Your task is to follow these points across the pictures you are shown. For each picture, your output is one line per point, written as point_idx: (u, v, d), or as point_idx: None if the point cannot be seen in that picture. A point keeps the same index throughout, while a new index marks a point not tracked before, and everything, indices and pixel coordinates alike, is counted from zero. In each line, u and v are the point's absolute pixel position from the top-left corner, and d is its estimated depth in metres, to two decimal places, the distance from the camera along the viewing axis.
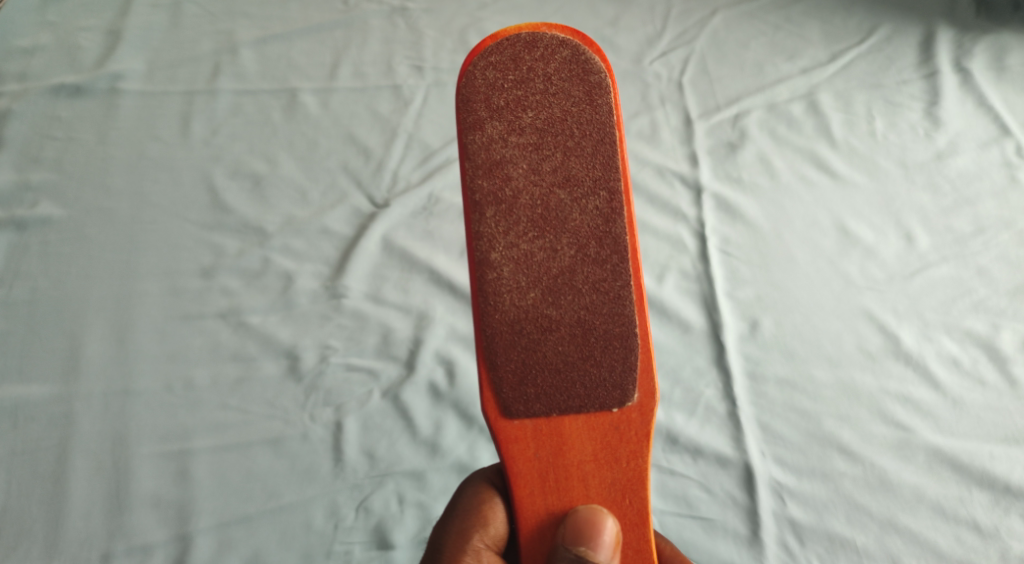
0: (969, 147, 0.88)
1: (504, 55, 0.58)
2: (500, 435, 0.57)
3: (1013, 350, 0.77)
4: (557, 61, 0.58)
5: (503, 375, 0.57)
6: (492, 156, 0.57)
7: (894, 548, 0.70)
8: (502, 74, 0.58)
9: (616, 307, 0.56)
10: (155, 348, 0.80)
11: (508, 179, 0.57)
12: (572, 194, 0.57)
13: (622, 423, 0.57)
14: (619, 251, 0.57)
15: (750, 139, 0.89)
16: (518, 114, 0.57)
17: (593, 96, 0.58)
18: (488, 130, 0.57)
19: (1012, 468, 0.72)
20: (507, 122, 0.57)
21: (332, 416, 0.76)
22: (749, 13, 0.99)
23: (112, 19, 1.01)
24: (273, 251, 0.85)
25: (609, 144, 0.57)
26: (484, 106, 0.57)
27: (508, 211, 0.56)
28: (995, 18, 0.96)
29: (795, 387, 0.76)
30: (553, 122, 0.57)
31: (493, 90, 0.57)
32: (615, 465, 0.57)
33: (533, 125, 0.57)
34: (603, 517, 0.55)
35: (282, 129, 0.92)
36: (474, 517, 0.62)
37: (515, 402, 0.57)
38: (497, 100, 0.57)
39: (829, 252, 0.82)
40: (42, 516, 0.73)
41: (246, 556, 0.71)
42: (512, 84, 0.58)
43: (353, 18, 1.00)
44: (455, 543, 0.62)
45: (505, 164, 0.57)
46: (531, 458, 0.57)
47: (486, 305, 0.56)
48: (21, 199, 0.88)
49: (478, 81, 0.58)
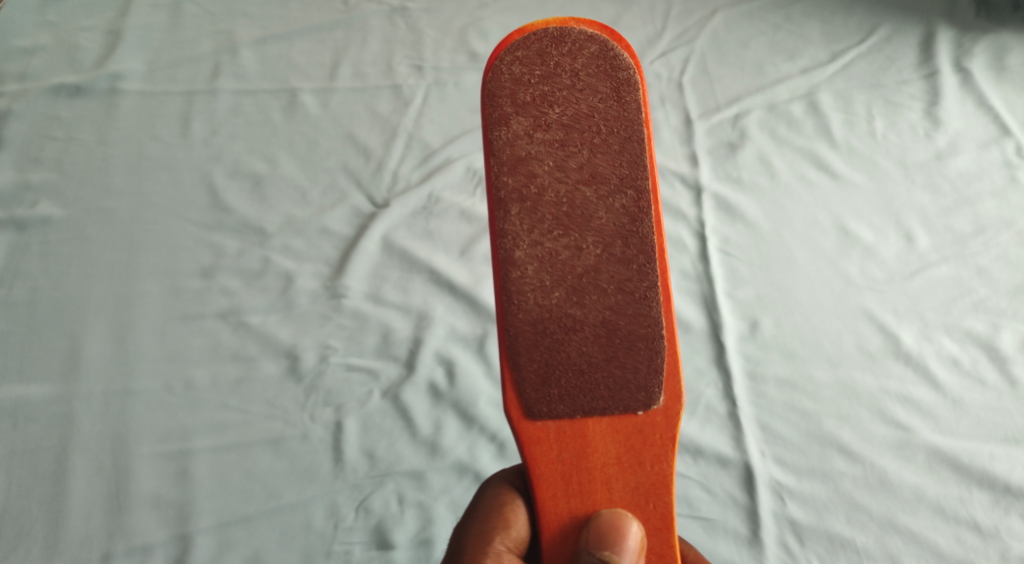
0: (969, 147, 0.88)
1: (531, 50, 0.58)
2: (523, 437, 0.57)
3: (1013, 349, 0.77)
4: (584, 57, 0.58)
5: (526, 375, 0.57)
6: (516, 153, 0.57)
7: (894, 548, 0.70)
8: (528, 69, 0.58)
9: (641, 308, 0.56)
10: (155, 348, 0.80)
11: (534, 175, 0.57)
12: (598, 192, 0.57)
13: (646, 426, 0.57)
14: (645, 251, 0.57)
15: (750, 139, 0.89)
16: (544, 110, 0.57)
17: (621, 92, 0.58)
18: (514, 126, 0.57)
19: (1012, 468, 0.72)
20: (533, 118, 0.57)
21: (332, 416, 0.76)
22: (749, 13, 0.99)
23: (112, 19, 1.01)
24: (273, 251, 0.85)
25: (637, 141, 0.57)
26: (509, 101, 0.57)
27: (532, 208, 0.56)
28: (994, 18, 0.96)
29: (794, 388, 0.76)
30: (579, 118, 0.57)
31: (519, 86, 0.58)
32: (639, 469, 0.57)
33: (559, 121, 0.57)
34: (626, 521, 0.55)
35: (282, 129, 0.92)
36: (495, 519, 0.62)
37: (538, 403, 0.57)
38: (523, 96, 0.57)
39: (830, 252, 0.82)
40: (42, 517, 0.73)
41: (246, 556, 0.71)
42: (539, 79, 0.58)
43: (353, 17, 1.00)
44: (476, 545, 0.62)
45: (530, 161, 0.57)
46: (554, 460, 0.57)
47: (510, 304, 0.56)
48: (21, 199, 0.88)
49: (504, 77, 0.58)
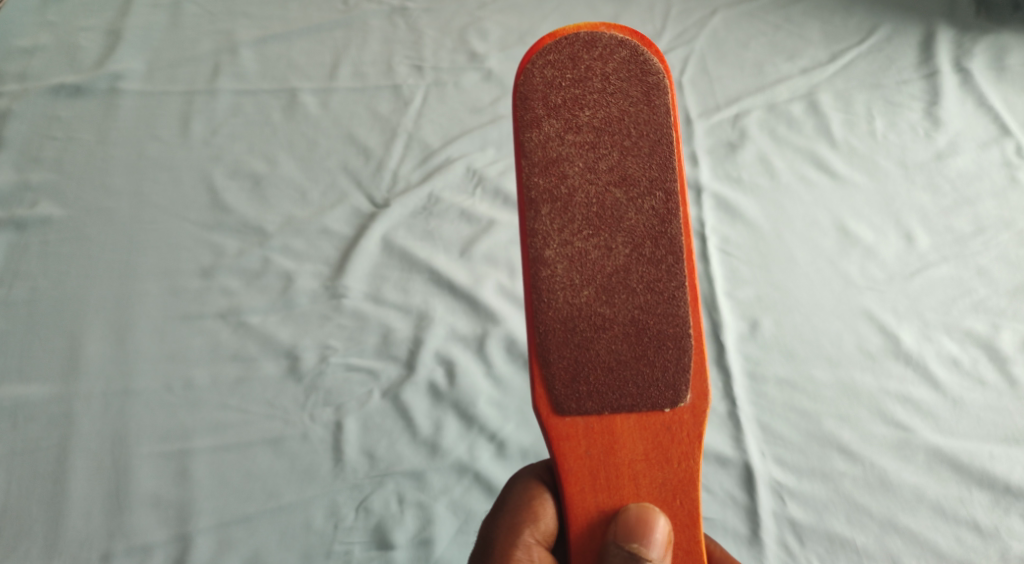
0: (969, 147, 0.88)
1: (563, 53, 0.58)
2: (552, 432, 0.57)
3: (1013, 350, 0.77)
4: (615, 61, 0.58)
5: (556, 372, 0.57)
6: (548, 154, 0.57)
7: (894, 548, 0.70)
8: (559, 73, 0.58)
9: (670, 307, 0.56)
10: (155, 347, 0.80)
11: (565, 177, 0.57)
12: (628, 193, 0.57)
13: (674, 423, 0.57)
14: (674, 252, 0.56)
15: (750, 139, 0.89)
16: (575, 113, 0.57)
17: (651, 96, 0.58)
18: (545, 128, 0.57)
19: (1012, 468, 0.72)
20: (565, 121, 0.57)
21: (332, 416, 0.76)
22: (749, 13, 0.99)
23: (112, 19, 1.01)
24: (273, 251, 0.85)
25: (667, 143, 0.57)
26: (542, 104, 0.58)
27: (563, 209, 0.56)
28: (994, 18, 0.96)
29: (794, 387, 0.76)
30: (610, 121, 0.57)
31: (551, 89, 0.58)
32: (667, 465, 0.57)
33: (590, 124, 0.57)
34: (654, 516, 0.55)
35: (282, 129, 0.92)
36: (525, 512, 0.62)
37: (567, 399, 0.57)
38: (555, 99, 0.58)
39: (830, 252, 0.82)
40: (42, 517, 0.73)
41: (246, 556, 0.71)
42: (570, 82, 0.58)
43: (353, 17, 1.00)
44: (506, 538, 0.62)
45: (562, 162, 0.57)
46: (582, 455, 0.57)
47: (540, 302, 0.57)
48: (21, 199, 0.88)
49: (536, 80, 0.58)
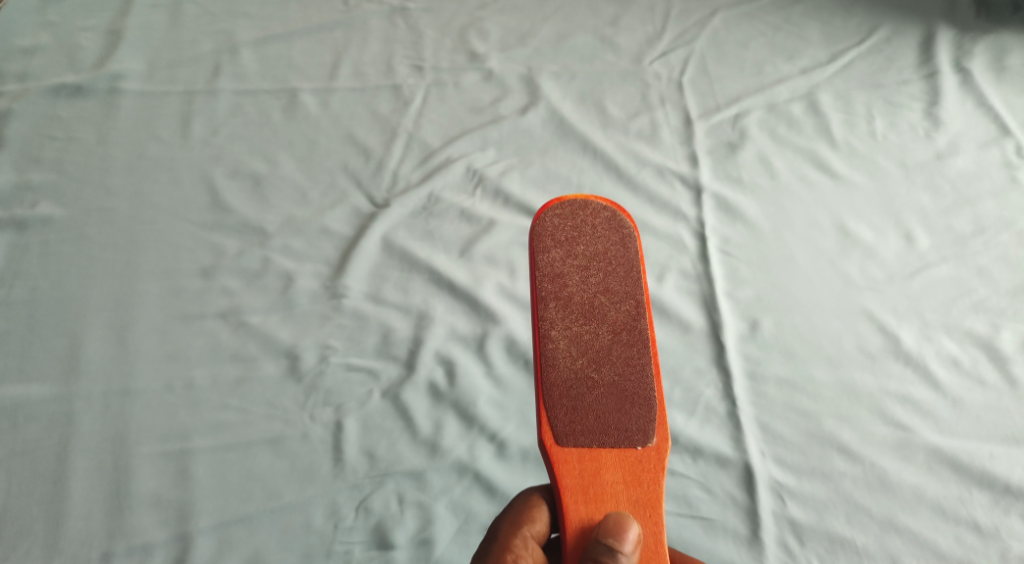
0: (969, 147, 0.88)
1: (562, 210, 0.67)
2: (549, 456, 0.61)
3: (1014, 350, 0.77)
4: (601, 220, 0.67)
5: (556, 417, 0.62)
6: (553, 272, 0.64)
7: (894, 548, 0.70)
8: (560, 221, 0.66)
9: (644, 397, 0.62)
10: (155, 347, 0.80)
11: (566, 290, 0.64)
12: (613, 310, 0.63)
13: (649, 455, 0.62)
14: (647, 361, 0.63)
15: (750, 139, 0.89)
16: (574, 246, 0.65)
17: (629, 247, 0.66)
18: (549, 254, 0.65)
19: (1012, 468, 0.72)
20: (565, 252, 0.65)
21: (332, 416, 0.76)
22: (749, 13, 0.99)
23: (112, 19, 1.02)
24: (273, 251, 0.85)
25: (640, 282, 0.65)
26: (547, 239, 0.65)
27: (564, 312, 0.63)
28: (994, 18, 0.96)
29: (794, 387, 0.76)
30: (600, 256, 0.65)
31: (553, 232, 0.66)
32: (643, 485, 0.61)
33: (584, 255, 0.65)
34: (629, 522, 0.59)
35: (282, 129, 0.92)
36: (526, 511, 0.66)
37: (566, 432, 0.61)
38: (557, 236, 0.65)
39: (831, 252, 0.82)
40: (42, 517, 0.72)
41: (246, 556, 0.71)
42: (568, 228, 0.66)
43: (354, 17, 1.00)
44: (505, 530, 0.65)
45: (563, 279, 0.64)
46: (574, 472, 0.61)
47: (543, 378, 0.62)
48: (21, 199, 0.88)
49: (543, 224, 0.66)
